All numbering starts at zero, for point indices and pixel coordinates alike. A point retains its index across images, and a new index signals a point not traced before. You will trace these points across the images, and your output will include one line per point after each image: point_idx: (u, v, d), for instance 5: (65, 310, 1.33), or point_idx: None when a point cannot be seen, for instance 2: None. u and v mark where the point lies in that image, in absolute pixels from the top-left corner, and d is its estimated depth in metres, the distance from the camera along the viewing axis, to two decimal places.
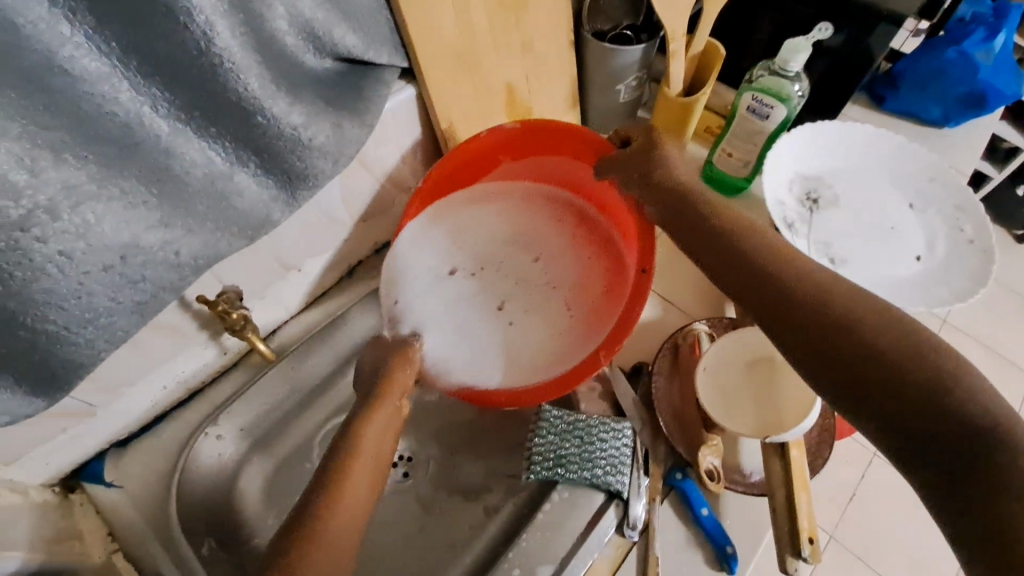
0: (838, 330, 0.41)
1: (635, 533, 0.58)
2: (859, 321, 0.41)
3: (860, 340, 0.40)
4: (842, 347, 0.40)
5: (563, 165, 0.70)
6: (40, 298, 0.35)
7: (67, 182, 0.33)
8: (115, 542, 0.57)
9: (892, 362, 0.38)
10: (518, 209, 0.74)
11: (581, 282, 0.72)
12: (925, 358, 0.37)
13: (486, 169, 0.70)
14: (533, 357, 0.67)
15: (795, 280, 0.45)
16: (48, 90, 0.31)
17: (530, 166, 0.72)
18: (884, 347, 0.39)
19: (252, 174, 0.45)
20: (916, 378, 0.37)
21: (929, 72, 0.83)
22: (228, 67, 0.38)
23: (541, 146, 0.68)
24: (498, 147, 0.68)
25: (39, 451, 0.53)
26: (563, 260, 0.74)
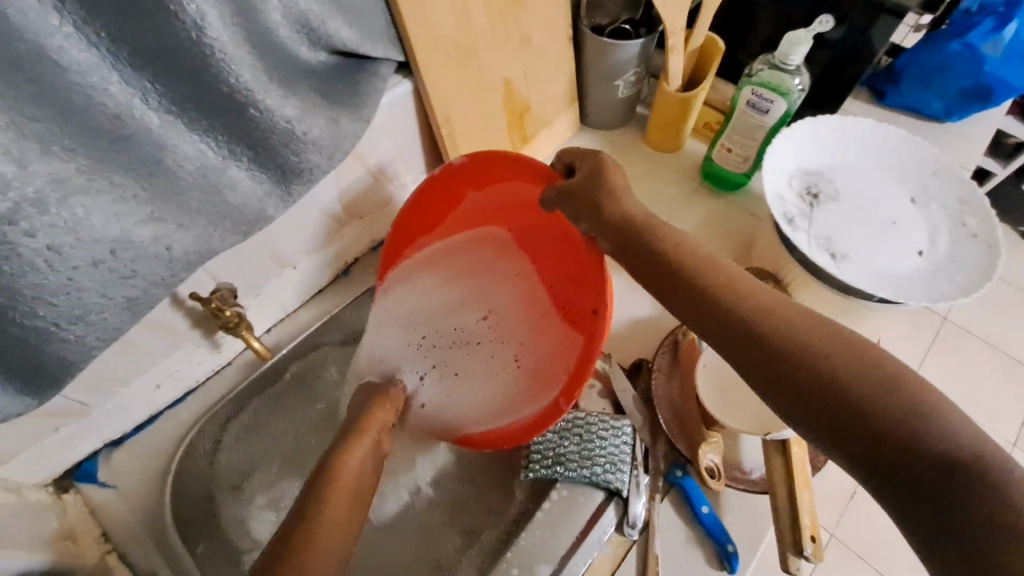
0: (797, 361, 0.38)
1: (635, 531, 0.57)
2: (824, 352, 0.38)
3: (825, 372, 0.37)
4: (804, 377, 0.38)
5: (522, 201, 0.59)
6: (29, 293, 0.34)
7: (56, 174, 0.33)
8: (109, 542, 0.56)
9: (858, 396, 0.35)
10: (473, 252, 0.66)
11: (538, 335, 0.62)
12: (890, 389, 0.35)
13: (437, 213, 0.63)
14: (490, 412, 0.60)
15: (751, 302, 0.42)
16: (36, 78, 0.30)
17: (487, 201, 0.61)
18: (848, 380, 0.36)
19: (245, 168, 0.45)
20: (882, 414, 0.34)
21: (930, 65, 0.84)
22: (219, 58, 0.37)
23: (490, 176, 0.57)
24: (444, 185, 0.59)
25: (32, 450, 0.53)
26: (522, 311, 0.64)
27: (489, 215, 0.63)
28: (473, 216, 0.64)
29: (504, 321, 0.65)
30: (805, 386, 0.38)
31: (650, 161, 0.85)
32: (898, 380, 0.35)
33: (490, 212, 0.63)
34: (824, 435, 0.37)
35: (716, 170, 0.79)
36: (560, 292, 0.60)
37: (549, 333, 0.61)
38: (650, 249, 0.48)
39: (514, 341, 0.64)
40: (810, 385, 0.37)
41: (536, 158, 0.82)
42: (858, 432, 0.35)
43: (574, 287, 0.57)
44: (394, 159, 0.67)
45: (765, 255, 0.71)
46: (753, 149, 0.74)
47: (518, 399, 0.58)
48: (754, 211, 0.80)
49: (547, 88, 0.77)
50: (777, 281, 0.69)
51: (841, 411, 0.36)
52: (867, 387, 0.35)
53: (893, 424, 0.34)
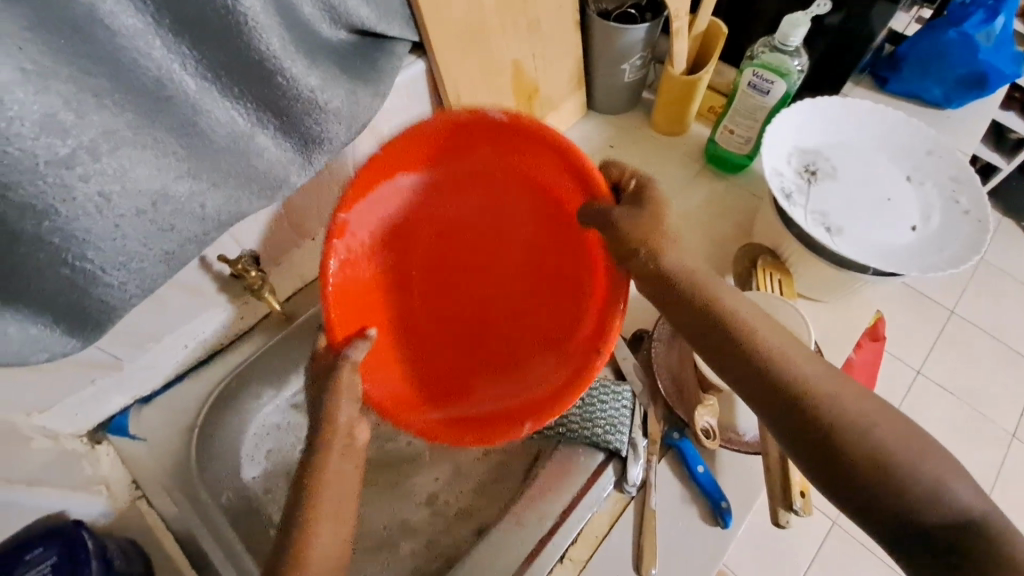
0: (837, 425, 0.40)
1: (634, 489, 0.60)
2: (859, 425, 0.40)
3: (860, 439, 0.40)
4: (842, 442, 0.40)
5: (577, 246, 0.56)
6: (81, 236, 0.38)
7: (107, 127, 0.37)
8: (139, 489, 0.61)
9: (888, 466, 0.38)
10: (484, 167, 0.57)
11: (449, 365, 0.59)
12: (916, 460, 0.38)
13: (489, 180, 0.58)
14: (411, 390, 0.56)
15: (795, 353, 0.45)
16: (89, 39, 0.34)
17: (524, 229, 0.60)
18: (883, 451, 0.39)
19: (271, 136, 0.48)
20: (908, 487, 0.38)
21: (930, 53, 0.84)
22: (251, 27, 0.40)
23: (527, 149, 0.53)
24: (520, 132, 0.52)
25: (70, 401, 0.56)
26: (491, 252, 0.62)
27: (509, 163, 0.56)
28: (490, 223, 0.61)
29: (417, 337, 0.60)
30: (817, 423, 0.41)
31: (653, 142, 0.88)
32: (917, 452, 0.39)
33: (542, 220, 0.58)
34: (838, 486, 0.40)
35: (720, 152, 0.82)
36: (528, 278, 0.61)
37: (465, 376, 0.58)
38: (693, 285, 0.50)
39: (428, 361, 0.59)
40: (828, 418, 0.41)
41: None
42: (879, 486, 0.38)
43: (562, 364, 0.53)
44: None
45: (764, 231, 0.73)
46: (754, 131, 0.77)
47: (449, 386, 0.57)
48: (756, 191, 0.83)
49: (555, 71, 0.79)
50: (774, 257, 0.72)
51: (872, 479, 0.39)
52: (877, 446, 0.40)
53: (918, 489, 0.37)
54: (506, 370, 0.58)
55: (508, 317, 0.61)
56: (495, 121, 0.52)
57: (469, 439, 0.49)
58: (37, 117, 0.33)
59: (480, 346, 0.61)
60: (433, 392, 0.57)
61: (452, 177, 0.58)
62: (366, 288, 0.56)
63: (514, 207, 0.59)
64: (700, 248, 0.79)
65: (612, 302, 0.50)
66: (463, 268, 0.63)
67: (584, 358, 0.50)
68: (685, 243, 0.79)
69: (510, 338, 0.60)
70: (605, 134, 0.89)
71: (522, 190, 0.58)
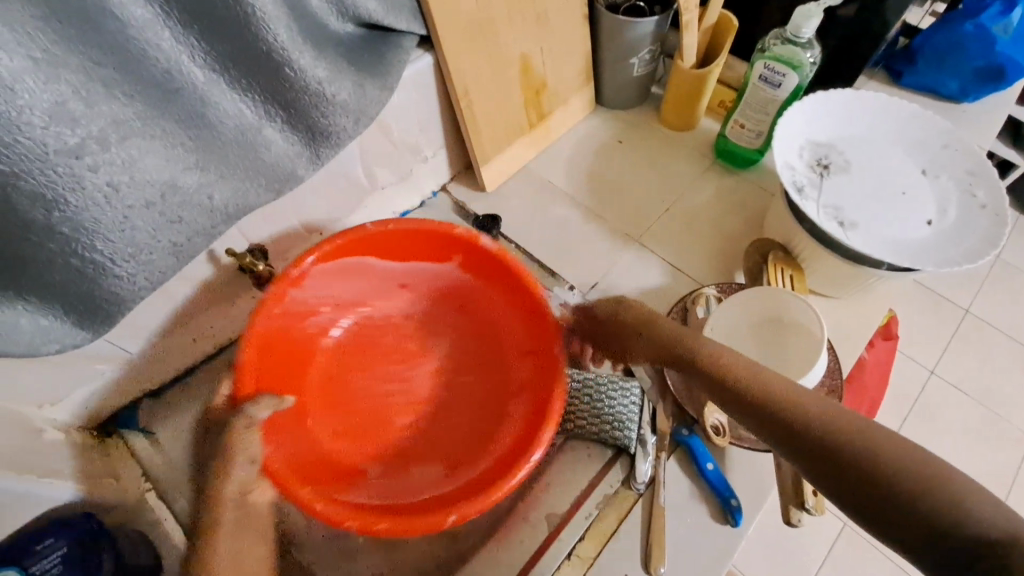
0: (837, 435, 0.38)
1: (642, 486, 0.59)
2: (864, 435, 0.37)
3: (863, 445, 0.36)
4: (843, 447, 0.37)
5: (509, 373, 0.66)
6: (90, 226, 0.38)
7: (116, 117, 0.37)
8: (150, 481, 0.61)
9: (892, 467, 0.34)
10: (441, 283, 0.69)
11: (332, 447, 0.60)
12: (927, 461, 0.34)
13: (451, 297, 0.70)
14: (295, 464, 0.55)
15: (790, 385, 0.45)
16: (99, 29, 0.34)
17: (444, 339, 0.69)
18: (889, 456, 0.35)
19: (279, 129, 0.48)
20: (918, 487, 0.33)
21: (947, 45, 0.82)
22: (258, 18, 0.40)
23: (492, 280, 0.66)
24: (496, 267, 0.64)
25: (80, 394, 0.57)
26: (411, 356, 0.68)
27: (467, 292, 0.69)
28: (405, 325, 0.69)
29: (308, 425, 0.60)
30: (818, 436, 0.39)
31: (662, 137, 0.87)
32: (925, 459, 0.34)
33: (481, 341, 0.68)
34: (853, 501, 0.36)
35: (730, 147, 0.81)
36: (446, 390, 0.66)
37: (353, 460, 0.60)
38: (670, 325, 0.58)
39: (322, 449, 0.59)
40: (825, 431, 0.39)
41: (551, 135, 0.85)
42: (888, 488, 0.34)
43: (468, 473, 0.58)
44: (417, 133, 0.70)
45: (774, 227, 0.72)
46: (765, 125, 0.76)
47: (332, 476, 0.57)
48: (767, 186, 0.82)
49: (562, 65, 0.79)
50: (786, 253, 0.71)
51: (881, 485, 0.34)
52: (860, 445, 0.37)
53: (931, 490, 0.33)
54: (396, 463, 0.61)
55: (409, 408, 0.64)
56: (482, 247, 0.63)
57: (384, 527, 0.49)
58: (46, 106, 0.33)
59: (375, 429, 0.63)
60: (319, 470, 0.57)
61: (391, 273, 0.68)
62: (284, 353, 0.61)
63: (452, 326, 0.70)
64: (711, 244, 0.78)
65: (543, 406, 0.57)
66: (371, 356, 0.67)
67: (510, 461, 0.55)
68: (695, 239, 0.78)
69: (408, 429, 0.63)
70: (613, 130, 0.88)
71: (470, 312, 0.69)
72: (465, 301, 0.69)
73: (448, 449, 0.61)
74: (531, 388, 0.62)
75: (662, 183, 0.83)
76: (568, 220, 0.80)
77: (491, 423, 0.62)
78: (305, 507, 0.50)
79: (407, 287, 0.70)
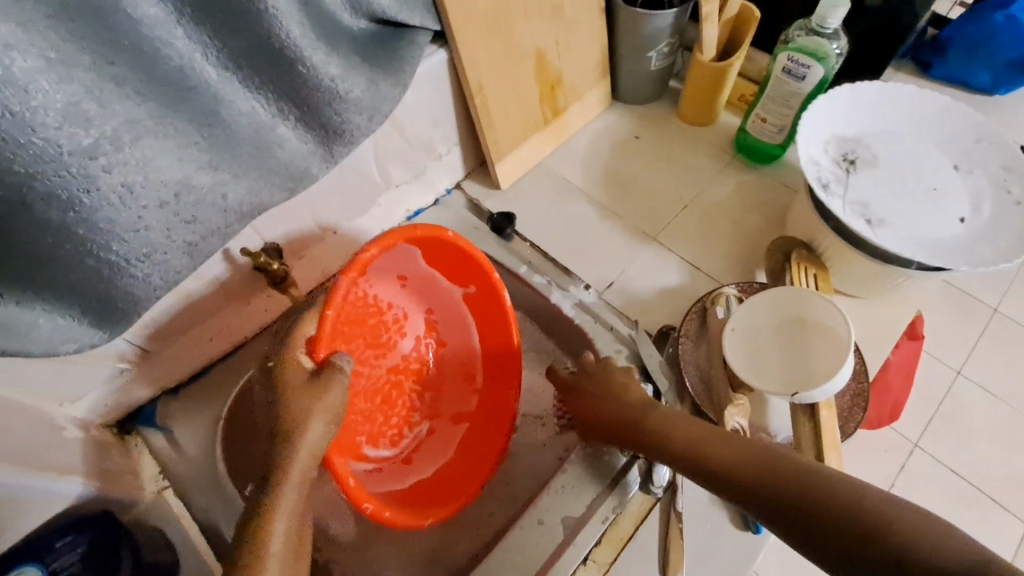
0: (786, 480, 0.39)
1: (659, 490, 0.58)
2: (804, 477, 0.39)
3: (805, 489, 0.38)
4: (793, 493, 0.38)
5: (459, 393, 0.69)
6: (104, 226, 0.38)
7: (130, 116, 0.36)
8: (167, 479, 0.61)
9: (838, 510, 0.36)
10: (432, 289, 0.68)
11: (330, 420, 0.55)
12: (863, 497, 0.35)
13: (439, 306, 0.69)
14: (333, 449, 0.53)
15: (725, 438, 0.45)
16: (112, 27, 0.33)
17: (409, 339, 0.69)
18: (829, 495, 0.37)
19: (292, 127, 0.48)
20: (861, 524, 0.35)
21: (977, 35, 0.80)
22: (271, 14, 0.39)
23: (479, 314, 0.66)
24: (496, 319, 0.65)
25: (99, 393, 0.57)
26: (383, 343, 0.66)
27: (448, 311, 0.69)
28: (387, 315, 0.67)
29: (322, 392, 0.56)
30: (769, 484, 0.40)
31: (681, 132, 0.85)
32: (866, 489, 0.36)
33: (451, 352, 0.70)
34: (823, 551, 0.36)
35: (752, 142, 0.79)
36: (406, 387, 0.68)
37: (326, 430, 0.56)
38: (629, 404, 0.55)
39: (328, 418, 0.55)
40: (774, 480, 0.40)
41: (567, 131, 0.83)
42: (845, 528, 0.35)
43: (403, 479, 0.63)
44: (431, 130, 0.69)
45: (797, 225, 0.70)
46: (788, 119, 0.73)
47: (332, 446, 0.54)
48: (789, 183, 0.80)
49: (578, 59, 0.77)
50: (810, 251, 0.68)
51: (839, 527, 0.35)
52: (808, 483, 0.38)
53: (873, 526, 0.34)
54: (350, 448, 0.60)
55: (369, 398, 0.64)
56: (498, 299, 0.62)
57: (391, 515, 0.53)
58: (60, 107, 0.33)
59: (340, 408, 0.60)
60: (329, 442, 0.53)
61: (404, 263, 0.65)
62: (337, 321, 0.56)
63: (419, 327, 0.70)
64: (730, 241, 0.76)
65: (491, 446, 0.62)
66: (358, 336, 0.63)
67: (456, 488, 0.60)
68: (714, 236, 0.76)
69: (364, 418, 0.63)
70: (630, 125, 0.86)
71: (445, 323, 0.70)
72: (435, 314, 0.70)
73: (386, 446, 0.65)
74: (474, 421, 0.66)
75: (680, 179, 0.81)
76: (583, 217, 0.78)
77: (420, 435, 0.67)
78: (337, 476, 0.51)
79: (404, 282, 0.67)
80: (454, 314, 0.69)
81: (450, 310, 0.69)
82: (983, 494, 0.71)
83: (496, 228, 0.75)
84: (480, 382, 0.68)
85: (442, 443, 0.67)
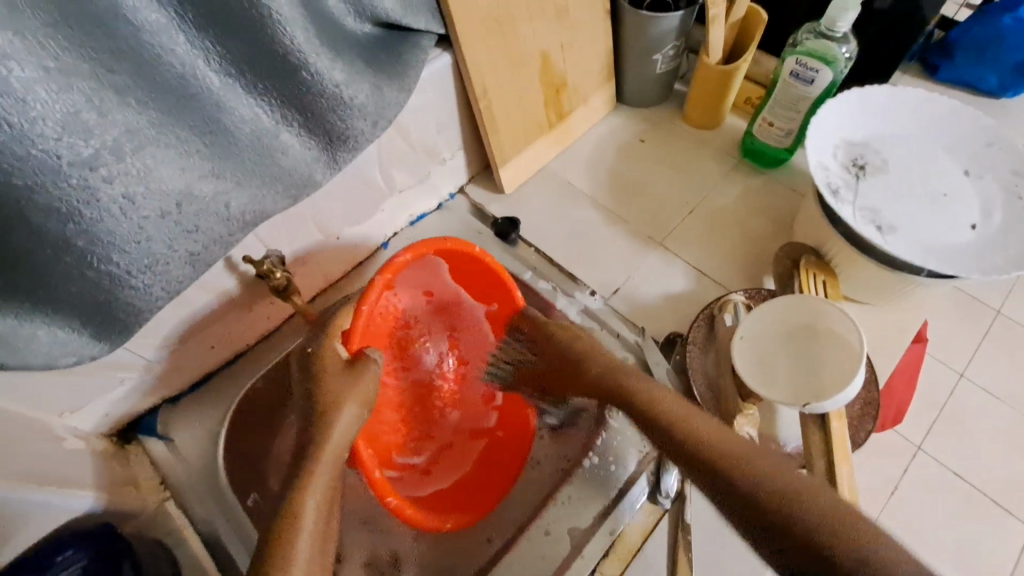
0: (754, 468, 0.40)
1: (668, 501, 0.57)
2: (773, 468, 0.39)
3: (771, 476, 0.39)
4: (760, 478, 0.39)
5: (480, 412, 0.68)
6: (105, 238, 0.37)
7: (131, 126, 0.35)
8: (168, 490, 0.60)
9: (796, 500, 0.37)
10: (456, 308, 0.68)
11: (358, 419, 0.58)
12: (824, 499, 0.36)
13: (463, 324, 0.69)
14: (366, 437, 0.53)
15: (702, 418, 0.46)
16: (113, 35, 0.33)
17: (432, 355, 0.70)
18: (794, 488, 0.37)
19: (296, 134, 0.47)
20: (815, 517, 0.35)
21: (986, 36, 0.78)
22: (276, 21, 0.39)
23: (503, 337, 0.65)
24: (517, 335, 0.63)
25: (98, 403, 0.57)
26: (408, 356, 0.69)
27: (471, 332, 0.69)
28: (413, 330, 0.69)
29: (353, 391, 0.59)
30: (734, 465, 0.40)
31: (686, 136, 0.84)
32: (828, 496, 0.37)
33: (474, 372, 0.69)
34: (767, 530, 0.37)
35: (758, 146, 0.78)
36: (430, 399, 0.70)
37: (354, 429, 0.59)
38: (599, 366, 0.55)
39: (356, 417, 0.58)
40: (744, 462, 0.40)
41: (571, 134, 0.82)
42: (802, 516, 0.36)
43: (421, 488, 0.63)
44: (435, 134, 0.68)
45: (805, 230, 0.69)
46: (796, 123, 0.73)
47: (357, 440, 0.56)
48: (797, 187, 0.79)
49: (583, 62, 0.76)
50: (818, 257, 0.68)
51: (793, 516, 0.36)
52: (776, 475, 0.39)
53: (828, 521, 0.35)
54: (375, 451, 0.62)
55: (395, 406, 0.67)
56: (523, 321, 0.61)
57: (411, 513, 0.53)
58: (60, 118, 0.32)
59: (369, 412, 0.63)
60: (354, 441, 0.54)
61: (431, 279, 0.66)
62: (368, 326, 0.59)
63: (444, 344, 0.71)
64: (737, 247, 0.75)
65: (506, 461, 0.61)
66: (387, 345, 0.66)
67: (472, 498, 0.59)
68: (721, 242, 0.75)
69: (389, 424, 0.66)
70: (635, 128, 0.86)
71: (468, 343, 0.69)
72: (458, 332, 0.70)
73: (410, 454, 0.66)
74: (491, 439, 0.66)
75: (686, 184, 0.80)
76: (588, 222, 0.78)
77: (438, 447, 0.68)
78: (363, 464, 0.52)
79: (430, 297, 0.68)
80: (478, 334, 0.68)
81: (475, 331, 0.69)
82: (986, 497, 0.65)
83: (500, 233, 0.75)
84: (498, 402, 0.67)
85: (460, 458, 0.66)
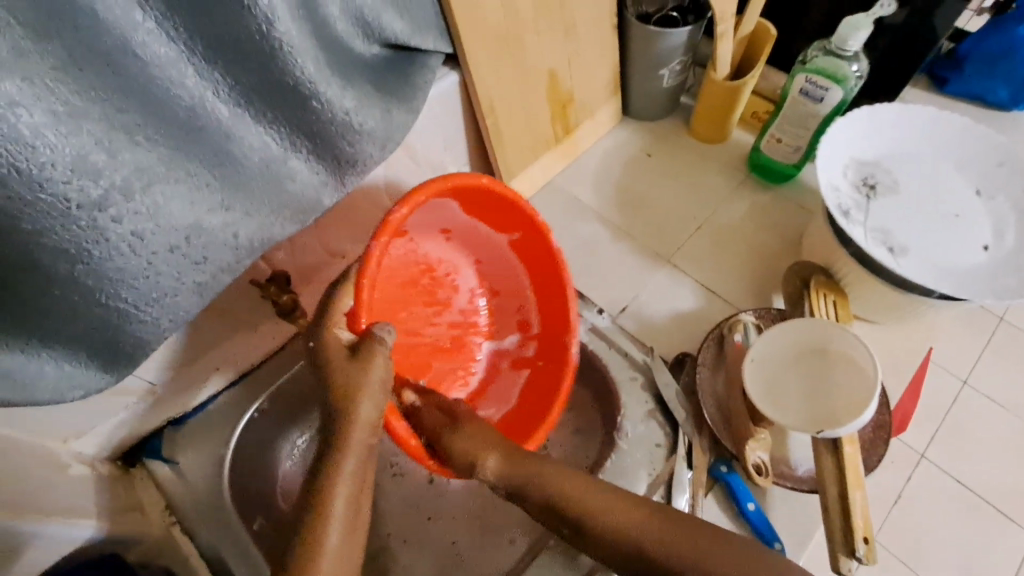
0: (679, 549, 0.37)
1: None
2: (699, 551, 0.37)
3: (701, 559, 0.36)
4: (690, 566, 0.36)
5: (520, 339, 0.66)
6: (114, 275, 0.36)
7: (140, 164, 0.35)
8: (173, 515, 0.60)
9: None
10: (479, 238, 0.65)
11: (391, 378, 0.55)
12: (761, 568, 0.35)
13: (488, 252, 0.66)
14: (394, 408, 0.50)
15: (600, 501, 0.42)
16: (122, 73, 0.32)
17: (462, 294, 0.66)
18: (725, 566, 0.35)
19: (305, 160, 0.46)
20: None
21: (999, 49, 0.78)
22: (288, 52, 0.38)
23: (530, 258, 0.63)
24: (545, 258, 0.61)
25: (102, 427, 0.56)
26: (438, 297, 0.64)
27: (497, 258, 0.66)
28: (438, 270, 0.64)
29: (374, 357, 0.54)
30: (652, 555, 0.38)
31: (693, 150, 0.84)
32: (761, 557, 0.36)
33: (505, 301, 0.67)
34: None
35: (764, 160, 0.78)
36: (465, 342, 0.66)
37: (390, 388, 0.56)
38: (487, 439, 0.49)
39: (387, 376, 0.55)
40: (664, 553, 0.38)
41: (578, 148, 0.82)
42: None
43: None
44: (441, 151, 0.68)
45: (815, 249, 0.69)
46: (805, 139, 0.72)
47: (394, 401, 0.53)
48: (806, 203, 0.78)
49: (590, 77, 0.76)
50: (828, 276, 0.66)
51: None
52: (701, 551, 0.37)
53: None
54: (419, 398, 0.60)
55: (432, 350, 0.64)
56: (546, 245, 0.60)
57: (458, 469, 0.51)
58: (69, 160, 0.31)
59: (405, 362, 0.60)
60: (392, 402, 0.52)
61: (442, 216, 0.61)
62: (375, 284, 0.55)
63: (473, 279, 0.67)
64: (745, 264, 0.75)
65: (553, 394, 0.59)
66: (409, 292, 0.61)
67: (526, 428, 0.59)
68: (728, 259, 0.75)
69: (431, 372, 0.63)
70: (641, 142, 0.85)
71: (495, 270, 0.66)
72: (487, 262, 0.66)
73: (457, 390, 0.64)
74: (535, 368, 0.64)
75: (693, 199, 0.80)
76: (595, 238, 0.77)
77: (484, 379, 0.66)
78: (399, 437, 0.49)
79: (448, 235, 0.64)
80: (506, 260, 0.66)
81: (501, 258, 0.66)
82: (987, 504, 0.65)
83: None
84: (537, 329, 0.65)
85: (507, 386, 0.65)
